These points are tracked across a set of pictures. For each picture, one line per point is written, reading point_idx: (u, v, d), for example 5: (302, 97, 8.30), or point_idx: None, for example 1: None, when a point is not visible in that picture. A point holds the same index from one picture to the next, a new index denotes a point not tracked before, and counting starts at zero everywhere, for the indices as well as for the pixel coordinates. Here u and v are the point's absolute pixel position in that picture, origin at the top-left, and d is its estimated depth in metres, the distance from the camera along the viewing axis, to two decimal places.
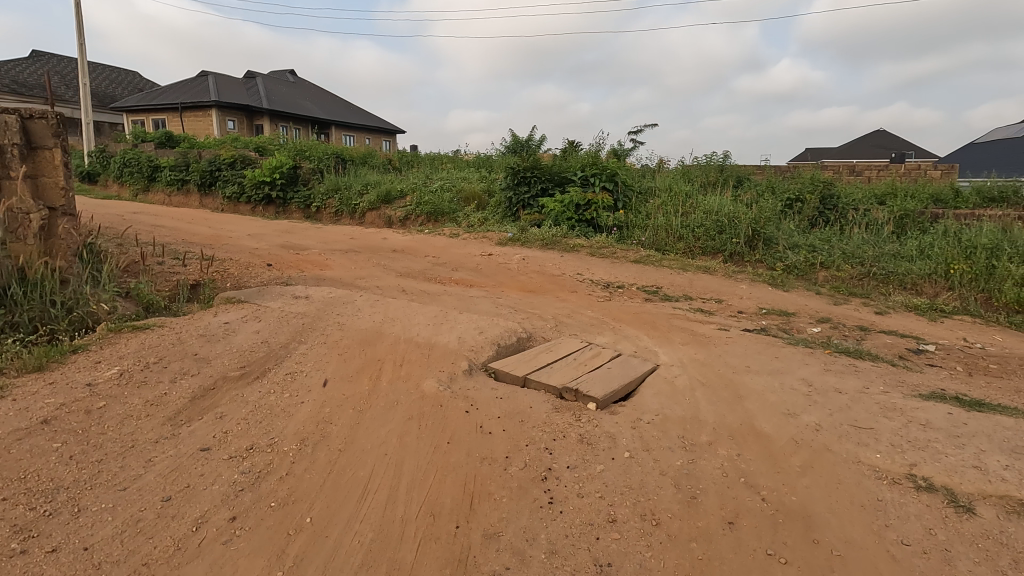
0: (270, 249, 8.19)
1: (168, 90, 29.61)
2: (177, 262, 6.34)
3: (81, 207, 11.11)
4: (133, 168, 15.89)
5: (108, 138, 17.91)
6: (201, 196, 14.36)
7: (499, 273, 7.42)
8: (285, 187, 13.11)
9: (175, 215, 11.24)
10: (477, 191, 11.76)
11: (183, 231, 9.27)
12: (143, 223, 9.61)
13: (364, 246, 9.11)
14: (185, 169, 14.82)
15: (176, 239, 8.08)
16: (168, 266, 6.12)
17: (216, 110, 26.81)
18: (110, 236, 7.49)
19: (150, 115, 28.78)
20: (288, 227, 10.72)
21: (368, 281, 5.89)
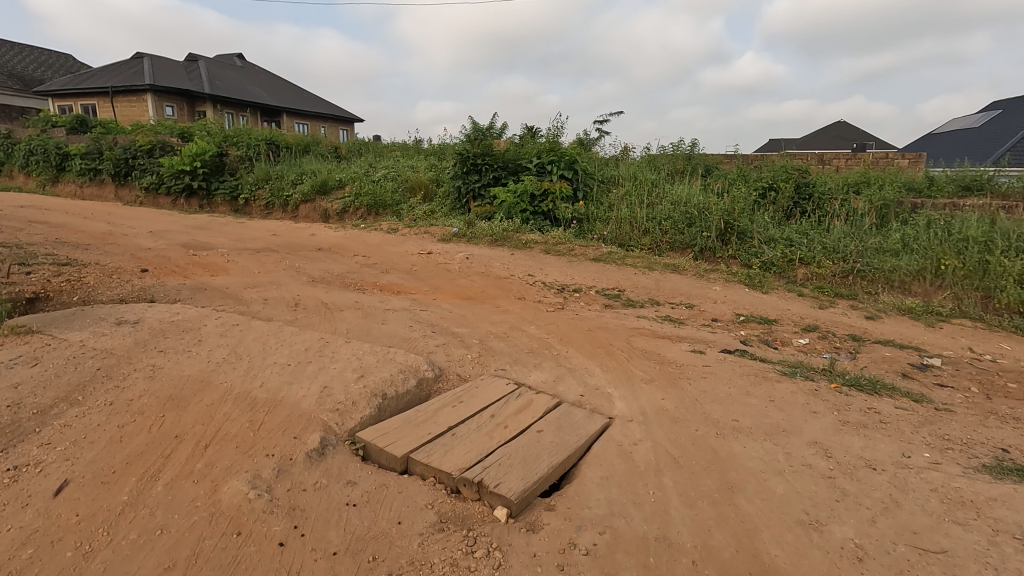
0: (165, 248, 6.90)
1: (99, 73, 27.24)
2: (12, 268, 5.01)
3: None
4: (38, 155, 14.08)
5: (15, 123, 15.97)
6: (114, 187, 12.76)
7: (436, 275, 6.33)
8: (208, 177, 11.67)
9: (72, 210, 9.74)
10: (423, 181, 10.58)
11: (67, 228, 7.88)
12: (23, 220, 8.19)
13: (286, 243, 7.89)
14: (96, 158, 13.15)
15: (47, 238, 6.72)
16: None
17: (151, 94, 24.73)
18: None
19: (78, 99, 26.43)
20: (202, 220, 9.37)
21: (261, 290, 4.73)
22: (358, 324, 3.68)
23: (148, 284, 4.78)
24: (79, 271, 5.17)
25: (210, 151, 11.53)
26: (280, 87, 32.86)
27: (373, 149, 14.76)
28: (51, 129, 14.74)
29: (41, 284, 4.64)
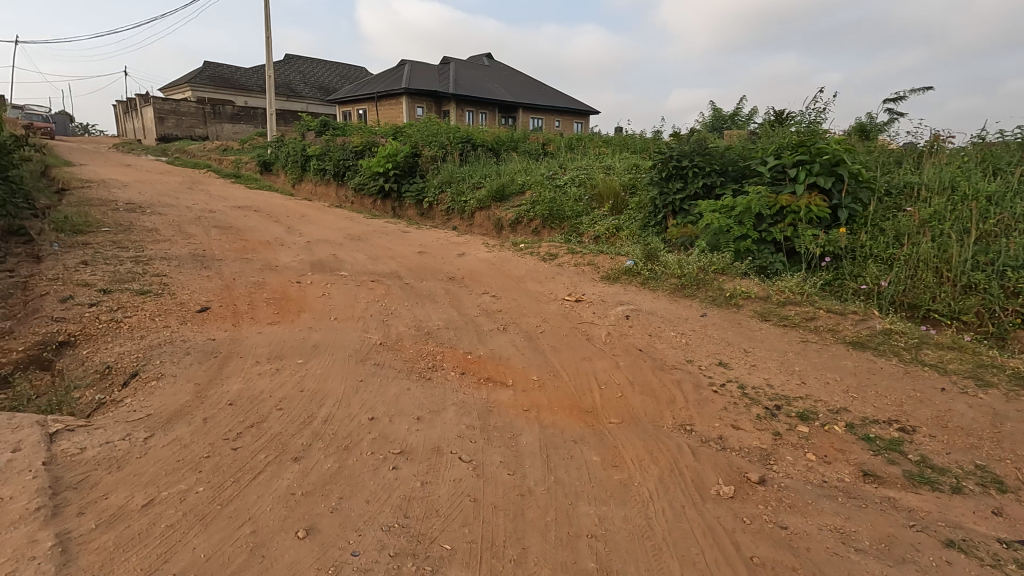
0: (289, 268, 6.14)
1: (372, 81, 31.11)
2: (80, 294, 4.53)
3: (199, 202, 10.62)
4: (292, 157, 15.77)
5: (290, 131, 18.52)
6: (334, 186, 13.44)
7: (563, 348, 4.13)
8: (400, 180, 11.30)
9: (275, 213, 10.15)
10: (613, 186, 8.26)
11: (239, 234, 7.92)
12: (215, 221, 8.59)
13: (421, 266, 6.53)
14: (325, 158, 14.05)
15: (194, 249, 6.54)
16: (50, 306, 4.31)
17: (406, 98, 26.98)
18: (111, 247, 6.21)
19: (355, 106, 30.50)
20: (367, 230, 8.80)
21: (270, 372, 3.26)
22: (254, 526, 1.84)
23: (166, 339, 3.74)
24: (141, 303, 4.46)
25: (402, 153, 11.11)
26: (519, 83, 33.32)
27: (578, 144, 12.81)
28: (305, 134, 16.51)
29: (68, 330, 3.96)
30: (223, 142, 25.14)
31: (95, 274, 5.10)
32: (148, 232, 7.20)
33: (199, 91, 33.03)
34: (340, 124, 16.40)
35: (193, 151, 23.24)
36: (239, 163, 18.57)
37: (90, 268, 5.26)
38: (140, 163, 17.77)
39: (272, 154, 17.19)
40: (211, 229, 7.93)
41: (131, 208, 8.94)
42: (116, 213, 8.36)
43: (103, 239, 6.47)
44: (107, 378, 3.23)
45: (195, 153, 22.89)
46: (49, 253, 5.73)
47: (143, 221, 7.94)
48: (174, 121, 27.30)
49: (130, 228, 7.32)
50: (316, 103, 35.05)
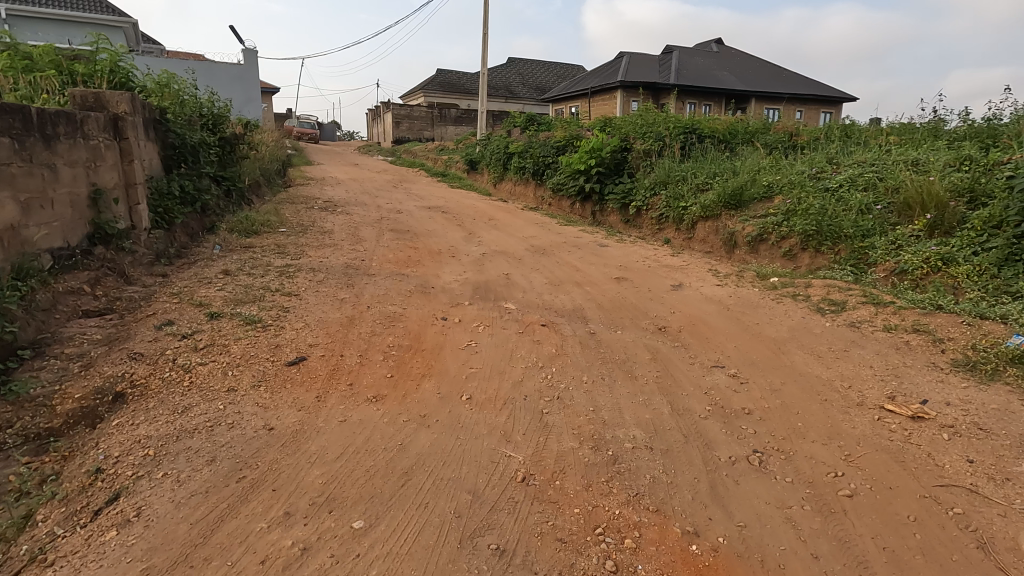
0: (444, 293, 4.76)
1: (586, 77, 29.83)
2: (184, 319, 3.63)
3: (395, 201, 10.23)
4: (496, 155, 15.07)
5: (498, 129, 18.04)
6: (532, 186, 12.21)
7: (917, 565, 1.82)
8: (603, 179, 9.45)
9: (463, 215, 9.15)
10: (935, 192, 5.23)
11: (413, 240, 6.93)
12: (397, 223, 7.81)
13: (616, 301, 4.57)
14: (527, 156, 12.90)
15: (352, 259, 5.58)
16: (143, 334, 3.44)
17: (621, 92, 24.99)
18: (270, 251, 5.55)
19: (568, 104, 29.57)
20: (554, 241, 7.14)
21: (291, 554, 1.69)
22: None
23: (209, 420, 2.45)
24: (236, 339, 3.36)
25: (609, 148, 9.25)
26: (752, 69, 28.79)
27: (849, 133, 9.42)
28: (511, 131, 15.73)
29: (131, 375, 2.96)
30: (443, 142, 26.28)
31: (225, 288, 4.28)
32: (320, 235, 6.57)
33: (431, 96, 35.64)
34: (547, 120, 15.22)
35: (416, 151, 24.65)
36: (450, 162, 18.74)
37: (225, 280, 4.48)
38: (367, 163, 19.07)
39: (478, 152, 16.80)
40: (386, 233, 7.10)
41: (324, 207, 8.70)
42: (309, 211, 8.15)
43: (268, 242, 5.89)
44: (80, 496, 1.97)
45: (417, 153, 24.22)
46: (208, 257, 5.21)
47: (327, 221, 7.49)
48: (407, 125, 29.65)
49: (306, 230, 6.79)
50: (531, 103, 35.20)
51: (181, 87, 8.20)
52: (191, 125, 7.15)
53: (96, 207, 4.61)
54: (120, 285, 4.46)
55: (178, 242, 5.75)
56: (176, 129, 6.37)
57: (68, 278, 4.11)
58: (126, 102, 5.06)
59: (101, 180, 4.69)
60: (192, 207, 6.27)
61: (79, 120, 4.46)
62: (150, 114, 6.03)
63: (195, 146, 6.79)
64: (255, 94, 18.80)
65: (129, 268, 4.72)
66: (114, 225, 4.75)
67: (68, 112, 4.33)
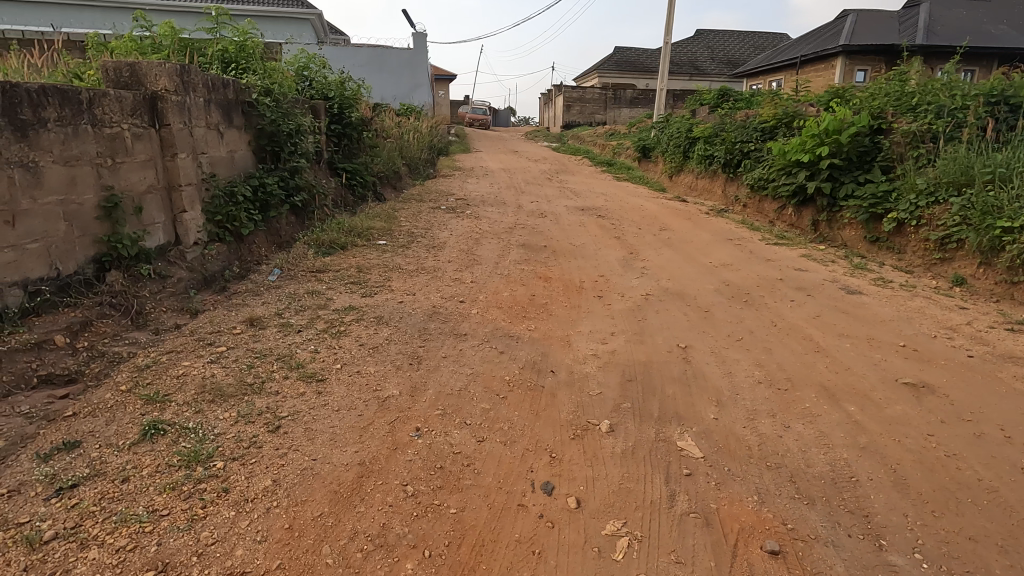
0: (570, 389, 2.72)
1: (794, 45, 24.68)
2: (100, 436, 2.10)
3: (543, 198, 8.38)
4: (674, 139, 12.39)
5: (680, 109, 15.19)
6: (722, 181, 9.66)
7: None
8: (840, 175, 6.44)
9: (625, 222, 6.91)
10: None
11: (547, 263, 4.94)
12: (534, 234, 5.89)
13: (937, 469, 2.08)
14: (719, 142, 10.04)
15: (447, 300, 3.79)
16: (11, 466, 1.94)
17: (842, 58, 19.90)
18: (343, 280, 4.01)
19: (767, 77, 24.87)
20: (761, 275, 4.60)
21: None
22: None
23: None
24: (119, 524, 1.67)
25: (855, 129, 6.20)
26: None
27: None
28: (696, 111, 12.84)
29: None
30: (616, 126, 23.73)
31: (222, 357, 2.74)
32: (425, 252, 4.92)
33: (606, 77, 33.07)
34: (744, 93, 12.17)
35: (585, 136, 22.51)
36: (619, 149, 16.32)
37: (237, 338, 2.95)
38: (530, 151, 17.50)
39: (654, 137, 14.12)
40: (513, 250, 5.20)
41: (454, 207, 7.16)
42: (433, 214, 6.66)
43: (348, 264, 4.37)
44: None
45: (587, 139, 22.04)
46: (258, 285, 3.81)
47: (446, 229, 5.89)
48: (578, 108, 27.69)
49: (412, 243, 5.20)
50: (721, 79, 30.64)
51: (307, 65, 7.17)
52: (300, 109, 5.99)
53: (111, 218, 3.41)
54: (120, 330, 3.20)
55: (246, 258, 4.51)
56: (267, 114, 5.17)
57: (36, 326, 2.91)
58: (168, 75, 3.74)
59: (120, 181, 3.47)
60: (279, 210, 5.05)
61: (83, 99, 3.21)
62: (233, 93, 4.85)
63: (295, 135, 5.59)
64: (423, 80, 18.32)
65: (148, 302, 3.47)
66: (136, 242, 3.53)
67: (61, 87, 3.08)
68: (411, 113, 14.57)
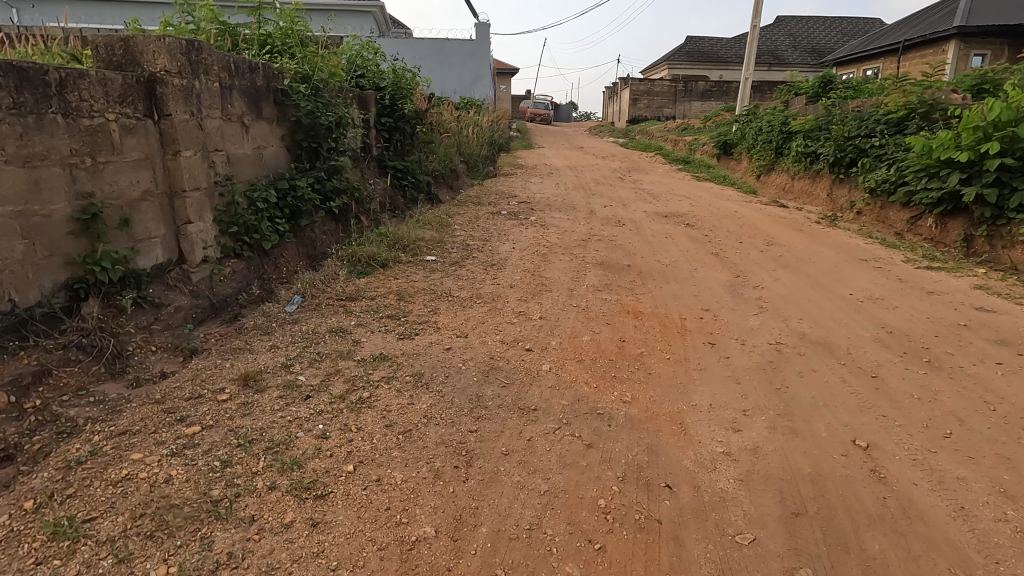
0: (703, 527, 1.73)
1: (893, 28, 22.11)
2: None
3: (617, 202, 7.32)
4: (763, 133, 10.93)
5: (767, 101, 13.59)
6: (829, 183, 8.25)
7: None
8: (1010, 180, 5.05)
9: (720, 232, 5.77)
10: None
11: (632, 290, 3.91)
12: (613, 249, 4.87)
13: None
14: (824, 137, 8.62)
15: (508, 347, 2.86)
16: None
17: (955, 41, 17.42)
18: (377, 312, 3.16)
19: (861, 65, 22.42)
20: (932, 317, 3.38)
21: None
22: None
23: None
24: None
25: None
26: None
27: None
28: (790, 101, 11.31)
29: None
30: (688, 120, 22.10)
31: (186, 450, 1.90)
32: (481, 273, 4.01)
33: (676, 69, 31.21)
34: (851, 81, 10.54)
35: (654, 131, 21.06)
36: (695, 146, 14.90)
37: (219, 410, 2.13)
38: (595, 146, 16.35)
39: (736, 131, 12.67)
40: (589, 271, 4.21)
41: (516, 212, 6.24)
42: (493, 220, 5.76)
43: (386, 289, 3.52)
44: None
45: (656, 134, 20.61)
46: (271, 318, 3.00)
47: (508, 241, 4.98)
48: (645, 102, 26.13)
49: (466, 259, 4.31)
50: (804, 68, 28.13)
51: (357, 51, 6.42)
52: (344, 100, 5.24)
53: (90, 234, 2.68)
54: (86, 382, 2.47)
55: (270, 277, 3.76)
56: (302, 103, 4.41)
57: None
58: (171, 52, 2.98)
59: (104, 186, 2.74)
60: (313, 218, 4.28)
61: (52, 81, 2.48)
62: (263, 79, 4.10)
63: (337, 128, 4.82)
64: (485, 73, 17.51)
65: (132, 339, 2.72)
66: (122, 263, 2.80)
67: (19, 65, 2.35)
68: (471, 106, 13.76)
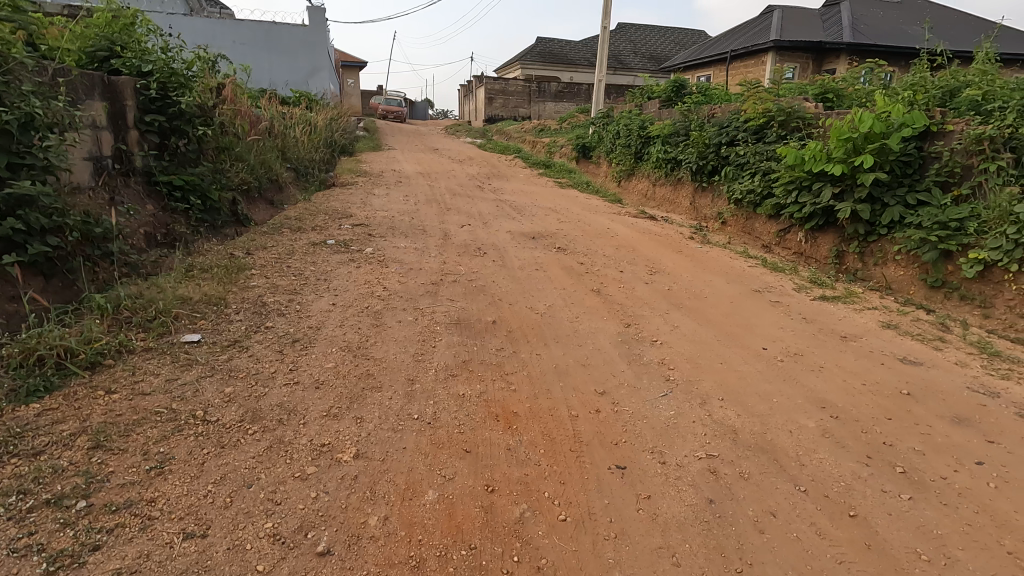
0: None
1: (719, 39, 23.85)
2: None
3: (477, 220, 6.23)
4: (622, 137, 10.59)
5: (621, 104, 13.46)
6: (692, 191, 7.96)
7: None
8: (882, 195, 4.82)
9: (598, 259, 4.93)
10: None
11: (502, 369, 2.79)
12: (473, 296, 3.72)
13: None
14: (684, 143, 8.35)
15: (284, 555, 1.55)
16: None
17: (773, 54, 19.02)
18: (25, 497, 1.65)
19: (695, 72, 23.91)
20: (870, 385, 2.70)
21: None
22: None
23: None
24: None
25: (906, 133, 4.56)
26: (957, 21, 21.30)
27: None
28: (645, 105, 11.11)
29: None
30: (544, 121, 21.89)
31: None
32: (272, 361, 2.60)
33: (528, 69, 31.24)
34: (700, 86, 10.56)
35: (511, 132, 20.48)
36: (553, 148, 14.41)
37: None
38: (451, 148, 15.18)
39: (595, 134, 12.31)
40: (441, 339, 3.00)
41: (349, 241, 4.84)
42: (314, 256, 4.32)
43: (75, 426, 1.98)
44: None
45: (513, 135, 20.06)
46: None
47: (329, 291, 3.59)
48: (501, 102, 25.59)
49: (255, 333, 2.87)
50: (645, 73, 29.61)
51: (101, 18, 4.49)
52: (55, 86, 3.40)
53: None
54: None
55: None
56: None
57: None
58: None
59: None
60: None
61: None
62: None
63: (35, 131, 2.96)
64: (323, 64, 15.47)
65: None
66: None
67: None
68: (303, 102, 11.82)
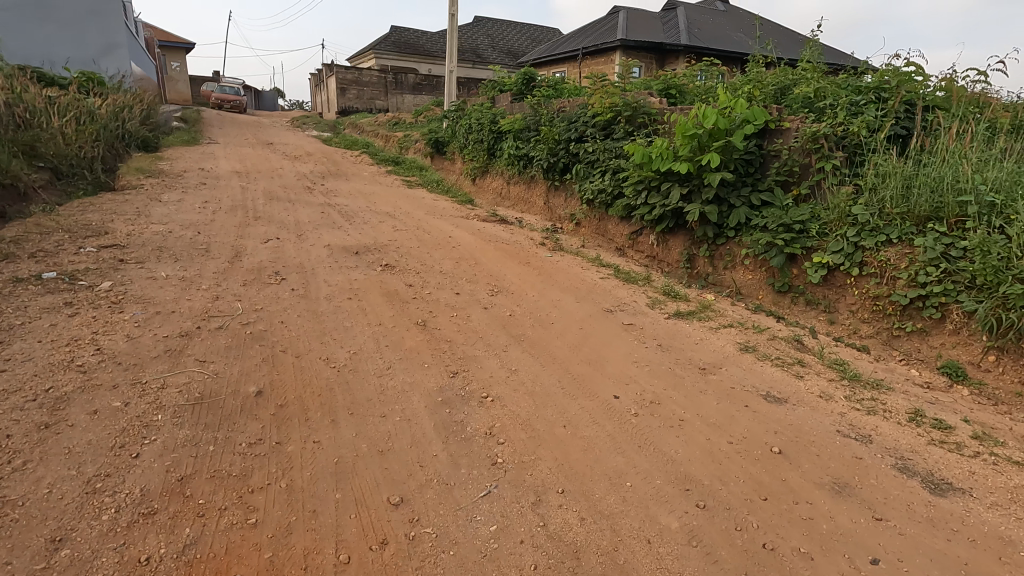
0: None
1: (571, 37, 24.30)
2: None
3: (291, 232, 5.08)
4: (474, 132, 9.87)
5: (474, 97, 12.76)
6: (545, 190, 7.45)
7: None
8: (728, 195, 4.55)
9: (431, 279, 4.10)
10: None
11: (246, 483, 1.85)
12: (241, 349, 2.69)
13: None
14: (535, 139, 7.82)
15: None
16: None
17: (620, 53, 19.60)
18: None
19: (550, 69, 24.08)
20: (736, 444, 2.18)
21: None
22: None
23: None
24: None
25: (748, 130, 4.30)
26: None
27: None
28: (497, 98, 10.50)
29: None
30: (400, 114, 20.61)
31: None
32: None
33: (383, 59, 29.52)
34: (551, 79, 10.16)
35: (363, 126, 18.95)
36: (405, 143, 13.34)
37: None
38: (289, 142, 13.46)
39: (447, 129, 11.47)
40: (156, 437, 1.97)
41: (83, 272, 3.49)
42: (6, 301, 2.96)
43: None
44: None
45: (366, 129, 18.55)
46: None
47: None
48: (354, 93, 23.73)
49: None
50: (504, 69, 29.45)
51: None
52: None
53: None
54: None
55: None
56: None
57: None
58: None
59: None
60: None
61: None
62: None
63: None
64: (121, 40, 12.38)
65: None
66: None
67: None
68: (83, 84, 9.53)
